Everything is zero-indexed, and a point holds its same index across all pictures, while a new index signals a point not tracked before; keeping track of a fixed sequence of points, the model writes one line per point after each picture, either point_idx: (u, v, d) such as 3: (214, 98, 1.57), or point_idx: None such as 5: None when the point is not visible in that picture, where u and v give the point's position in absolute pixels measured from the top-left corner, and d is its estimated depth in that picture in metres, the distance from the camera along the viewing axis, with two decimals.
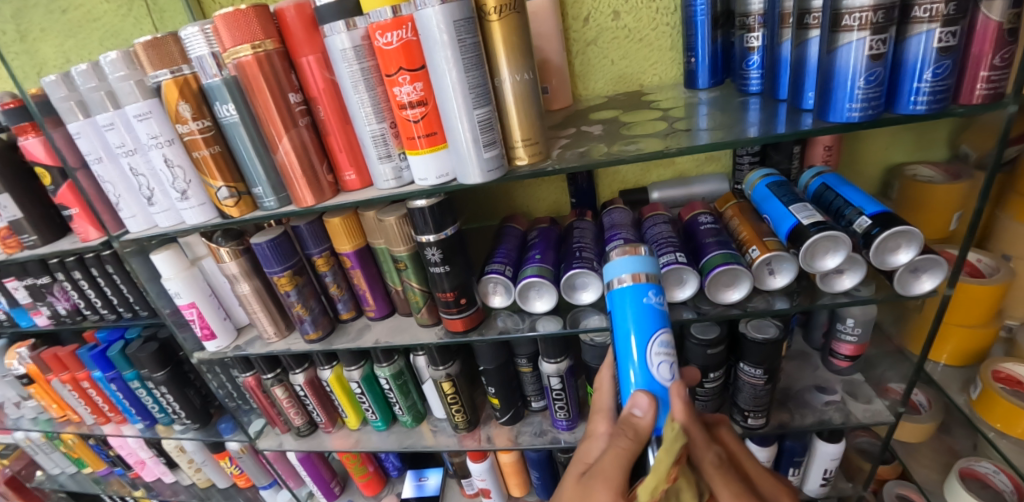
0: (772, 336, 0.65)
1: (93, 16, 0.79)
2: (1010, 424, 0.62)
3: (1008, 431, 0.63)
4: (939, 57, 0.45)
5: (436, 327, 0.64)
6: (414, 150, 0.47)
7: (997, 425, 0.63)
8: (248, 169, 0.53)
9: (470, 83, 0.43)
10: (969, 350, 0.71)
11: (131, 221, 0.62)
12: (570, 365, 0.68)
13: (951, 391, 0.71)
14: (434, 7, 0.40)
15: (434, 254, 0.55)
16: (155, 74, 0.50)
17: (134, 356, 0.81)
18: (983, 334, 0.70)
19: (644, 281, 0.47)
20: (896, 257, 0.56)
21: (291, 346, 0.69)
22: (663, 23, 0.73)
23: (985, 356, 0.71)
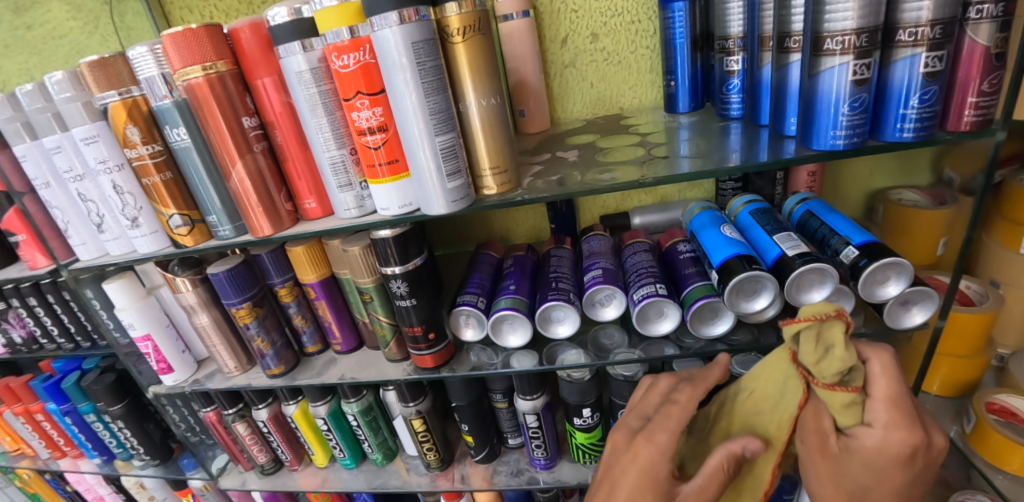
0: None
1: (58, 33, 0.76)
2: (1004, 458, 0.59)
3: (1002, 467, 0.60)
4: (925, 82, 0.43)
5: (405, 363, 0.61)
6: (376, 179, 0.44)
7: (992, 461, 0.61)
8: (201, 196, 0.50)
9: (431, 108, 0.40)
10: (960, 380, 0.68)
11: (80, 249, 0.58)
12: (547, 401, 0.65)
13: (943, 422, 0.68)
14: (392, 28, 0.37)
15: (400, 286, 0.52)
16: (101, 96, 0.47)
17: (89, 389, 0.76)
18: (972, 364, 0.67)
19: (709, 207, 0.65)
20: (885, 290, 0.53)
21: (251, 382, 0.65)
22: (642, 46, 0.72)
23: (976, 386, 0.69)
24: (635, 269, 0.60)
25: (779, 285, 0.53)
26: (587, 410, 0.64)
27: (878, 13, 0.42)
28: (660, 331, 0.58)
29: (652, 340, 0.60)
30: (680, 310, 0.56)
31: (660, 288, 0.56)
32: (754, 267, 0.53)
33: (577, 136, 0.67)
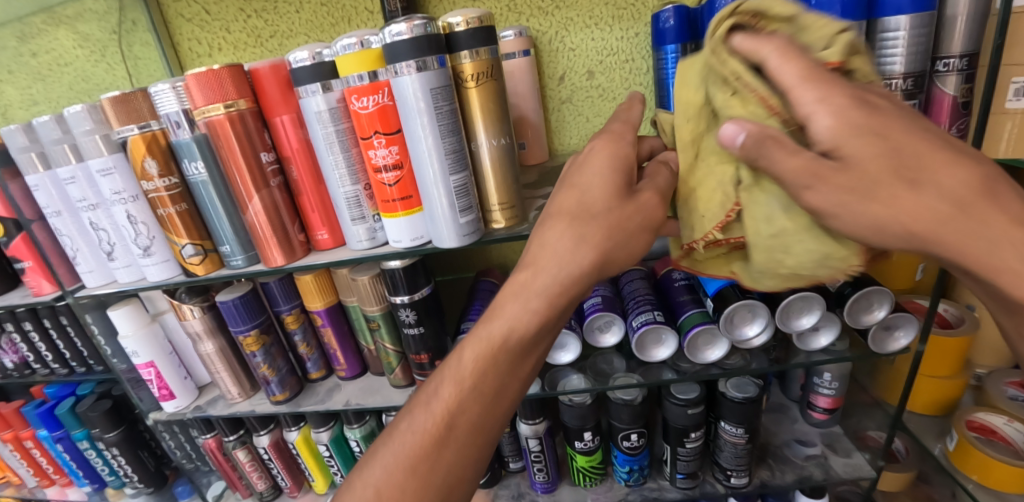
0: (751, 396, 0.63)
1: (64, 60, 0.77)
2: (987, 476, 0.63)
3: (985, 483, 0.63)
4: None
5: (410, 389, 0.62)
6: (390, 213, 0.46)
7: (975, 476, 0.64)
8: (215, 228, 0.51)
9: (446, 149, 0.42)
10: (939, 398, 0.71)
11: (88, 276, 0.59)
12: (549, 426, 0.67)
13: (925, 438, 0.72)
14: (411, 75, 0.40)
15: (408, 314, 0.54)
16: (120, 130, 0.48)
17: (85, 415, 0.76)
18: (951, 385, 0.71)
19: None
20: (869, 317, 0.58)
21: (255, 408, 0.66)
22: (636, 83, 0.75)
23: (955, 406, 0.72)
24: (633, 296, 0.64)
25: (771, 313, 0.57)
26: (588, 433, 0.66)
27: None
28: (658, 357, 0.60)
29: (650, 365, 0.63)
30: (676, 336, 0.59)
31: (658, 315, 0.60)
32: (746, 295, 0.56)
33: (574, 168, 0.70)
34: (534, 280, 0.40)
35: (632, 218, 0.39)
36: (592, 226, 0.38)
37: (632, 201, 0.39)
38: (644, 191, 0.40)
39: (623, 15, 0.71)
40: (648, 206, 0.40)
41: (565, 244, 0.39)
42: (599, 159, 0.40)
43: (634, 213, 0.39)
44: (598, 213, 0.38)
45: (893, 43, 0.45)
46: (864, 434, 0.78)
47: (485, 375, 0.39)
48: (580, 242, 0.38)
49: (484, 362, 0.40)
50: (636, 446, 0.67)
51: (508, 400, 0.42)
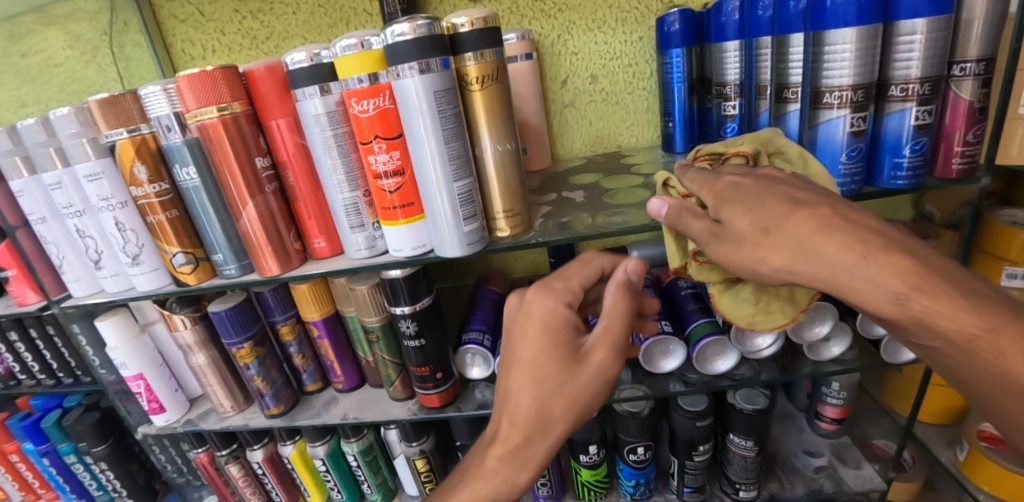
0: (762, 408, 0.61)
1: (55, 61, 0.75)
2: (1000, 486, 0.61)
3: (997, 493, 0.61)
4: (916, 133, 0.46)
5: (410, 402, 0.60)
6: (390, 221, 0.45)
7: (986, 487, 0.62)
8: (207, 236, 0.49)
9: (451, 154, 0.41)
10: (946, 407, 0.70)
11: (74, 285, 0.56)
12: (553, 438, 0.65)
13: (935, 448, 0.71)
14: (414, 77, 0.38)
15: (409, 326, 0.52)
16: (108, 134, 0.46)
17: (71, 429, 0.73)
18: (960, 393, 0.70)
19: None
20: (882, 326, 0.57)
21: (249, 422, 0.64)
22: (639, 88, 0.74)
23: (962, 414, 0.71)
24: None
25: None
26: (593, 446, 0.64)
27: (872, 71, 0.44)
28: (667, 368, 0.59)
29: (658, 377, 0.61)
30: (685, 347, 0.58)
31: (665, 325, 0.58)
32: None
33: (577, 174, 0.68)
34: (510, 439, 0.43)
35: (586, 384, 0.41)
36: (553, 398, 0.41)
37: (585, 365, 0.41)
38: (596, 350, 0.41)
39: (627, 19, 0.70)
40: (603, 366, 0.41)
41: (532, 406, 0.42)
42: (555, 314, 0.41)
43: (588, 377, 0.41)
44: (553, 382, 0.41)
45: (908, 47, 0.44)
46: (871, 442, 0.78)
47: None
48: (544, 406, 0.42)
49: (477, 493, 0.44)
50: (642, 459, 0.65)
51: None
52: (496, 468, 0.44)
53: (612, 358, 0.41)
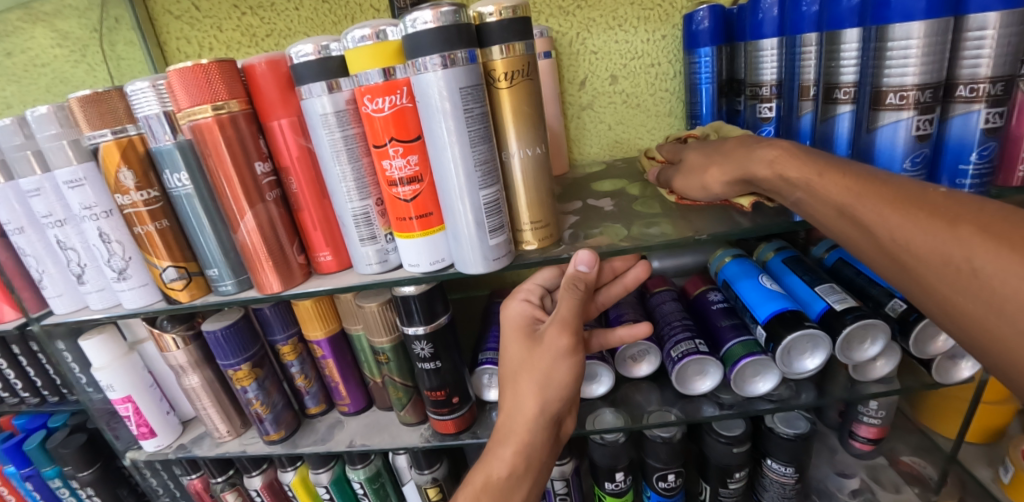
0: (804, 432, 0.56)
1: (41, 60, 0.69)
2: None
3: None
4: (985, 138, 0.42)
5: (422, 427, 0.56)
6: (405, 233, 0.40)
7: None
8: (201, 248, 0.44)
9: (476, 159, 0.36)
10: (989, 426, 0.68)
11: (55, 301, 0.51)
12: (576, 464, 0.61)
13: (973, 466, 0.67)
14: (437, 71, 0.33)
15: (423, 347, 0.47)
16: (91, 135, 0.41)
17: (56, 452, 0.68)
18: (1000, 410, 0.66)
19: (735, 254, 0.62)
20: (936, 346, 0.51)
21: (246, 448, 0.59)
22: (661, 89, 0.70)
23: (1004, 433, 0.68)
24: (667, 321, 0.58)
25: (831, 343, 0.49)
26: (620, 473, 0.59)
27: (941, 69, 0.40)
28: (700, 389, 0.54)
29: (690, 398, 0.56)
30: (721, 368, 0.53)
31: (700, 344, 0.53)
32: (805, 323, 0.49)
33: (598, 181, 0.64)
34: (501, 429, 0.43)
35: (544, 361, 0.41)
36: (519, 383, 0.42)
37: (539, 347, 0.42)
38: (548, 329, 0.42)
39: (650, 16, 0.66)
40: (555, 344, 0.41)
41: (510, 398, 0.43)
42: (514, 314, 0.46)
43: (542, 355, 0.42)
44: (518, 364, 0.43)
45: (978, 43, 0.39)
46: (898, 458, 0.75)
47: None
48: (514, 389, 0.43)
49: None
50: (672, 487, 0.60)
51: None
52: (499, 470, 0.42)
53: (560, 333, 0.41)
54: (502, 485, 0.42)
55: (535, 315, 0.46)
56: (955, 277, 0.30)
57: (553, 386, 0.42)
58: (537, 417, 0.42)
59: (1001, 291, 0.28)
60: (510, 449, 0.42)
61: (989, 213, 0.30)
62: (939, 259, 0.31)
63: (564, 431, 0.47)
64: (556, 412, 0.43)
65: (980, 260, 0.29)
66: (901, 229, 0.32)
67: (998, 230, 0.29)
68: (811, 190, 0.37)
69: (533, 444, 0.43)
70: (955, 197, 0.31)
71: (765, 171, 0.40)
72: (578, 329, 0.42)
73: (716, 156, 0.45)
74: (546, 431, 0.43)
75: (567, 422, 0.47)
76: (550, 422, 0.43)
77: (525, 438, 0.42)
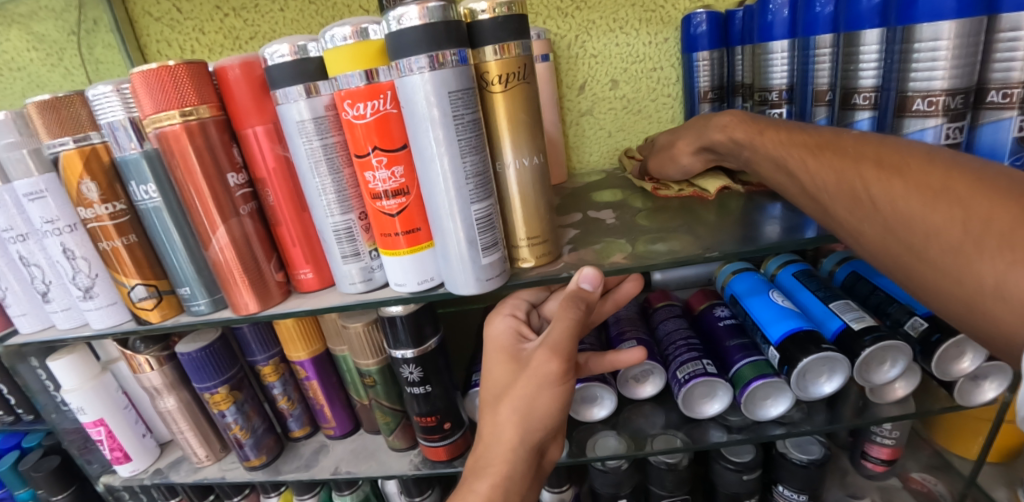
0: (818, 458, 0.53)
1: (17, 64, 0.66)
2: None
3: None
4: (1019, 147, 0.38)
5: (412, 453, 0.53)
6: (390, 250, 0.37)
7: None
8: (171, 264, 0.41)
9: (467, 171, 0.33)
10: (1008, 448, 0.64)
11: (20, 321, 0.48)
12: (575, 491, 0.57)
13: (992, 488, 0.64)
14: (423, 73, 0.30)
15: (411, 371, 0.44)
16: (51, 144, 0.38)
17: (28, 475, 0.65)
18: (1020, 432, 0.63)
19: (742, 268, 0.59)
20: (960, 366, 0.48)
21: (225, 475, 0.55)
22: (664, 94, 0.67)
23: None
24: (672, 340, 0.55)
25: (849, 365, 0.46)
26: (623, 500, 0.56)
27: (972, 73, 0.36)
28: (708, 413, 0.51)
29: (696, 423, 0.53)
30: (731, 391, 0.50)
31: (707, 365, 0.50)
32: (822, 345, 0.46)
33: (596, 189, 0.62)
34: (478, 459, 0.40)
35: (529, 387, 0.38)
36: (506, 418, 0.38)
37: (527, 370, 0.38)
38: (536, 351, 0.38)
39: (652, 18, 0.63)
40: (543, 368, 0.37)
41: (489, 426, 0.40)
42: (498, 332, 0.42)
43: (530, 380, 0.38)
44: (503, 387, 0.39)
45: (1011, 45, 0.36)
46: (908, 476, 0.71)
47: None
48: (499, 421, 0.39)
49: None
50: None
51: None
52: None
53: (549, 357, 0.37)
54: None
55: (521, 331, 0.42)
56: (858, 207, 0.33)
57: (538, 413, 0.38)
58: (520, 445, 0.39)
59: (895, 215, 0.31)
60: (486, 482, 0.38)
61: (886, 149, 0.33)
62: (846, 193, 0.33)
63: (547, 461, 0.43)
64: (539, 440, 0.40)
65: (876, 188, 0.32)
66: (816, 173, 0.36)
67: (891, 161, 0.32)
68: (754, 148, 0.42)
69: (512, 478, 0.39)
70: (862, 139, 0.34)
71: (720, 135, 0.46)
72: (570, 355, 0.38)
73: (685, 132, 0.53)
74: (528, 462, 0.40)
75: (549, 451, 0.43)
76: (532, 453, 0.40)
77: (504, 471, 0.39)
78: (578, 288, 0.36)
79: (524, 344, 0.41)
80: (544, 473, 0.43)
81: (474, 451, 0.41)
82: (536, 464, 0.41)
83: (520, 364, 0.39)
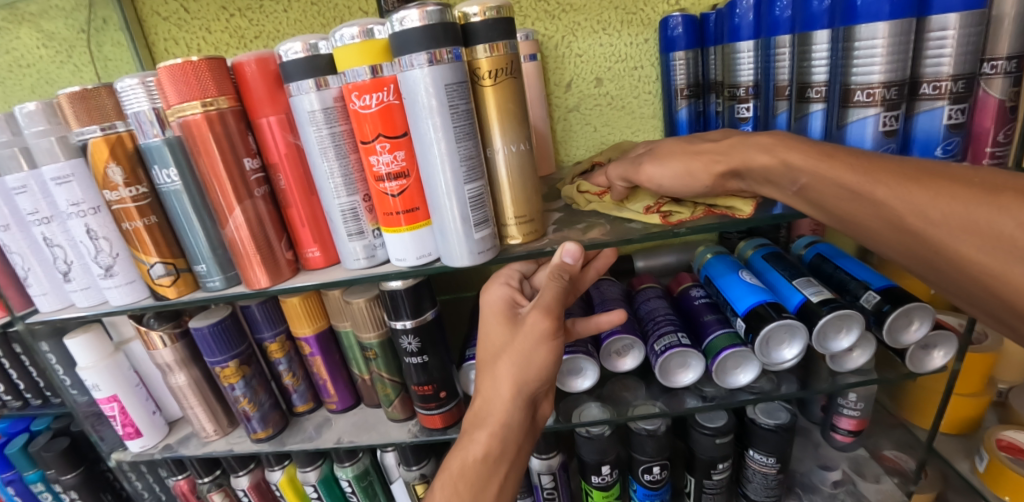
0: (784, 423, 0.58)
1: (26, 61, 0.69)
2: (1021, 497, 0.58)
3: None
4: (949, 133, 0.44)
5: (410, 423, 0.57)
6: (392, 228, 0.41)
7: (1007, 498, 0.60)
8: (189, 243, 0.45)
9: (461, 154, 0.37)
10: (965, 418, 0.68)
11: (40, 300, 0.51)
12: (562, 459, 0.61)
13: (953, 458, 0.68)
14: (423, 68, 0.34)
15: (410, 342, 0.48)
16: (80, 131, 0.41)
17: (38, 455, 0.67)
18: (976, 403, 0.68)
19: (717, 254, 0.63)
20: (909, 335, 0.52)
21: (233, 447, 0.59)
22: (645, 91, 0.71)
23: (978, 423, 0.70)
24: (652, 317, 0.59)
25: (808, 333, 0.51)
26: (607, 467, 0.60)
27: (905, 67, 0.42)
28: (683, 382, 0.55)
29: (674, 392, 0.57)
30: (704, 361, 0.54)
31: (682, 338, 0.54)
32: (783, 314, 0.51)
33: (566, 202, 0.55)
34: (478, 412, 0.44)
35: (522, 346, 0.42)
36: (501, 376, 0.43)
37: (520, 329, 0.43)
38: (530, 313, 0.42)
39: (633, 21, 0.67)
40: (537, 327, 0.42)
41: (488, 384, 0.44)
42: (493, 299, 0.46)
43: (523, 339, 0.42)
44: (500, 346, 0.44)
45: (940, 43, 0.41)
46: (882, 453, 0.75)
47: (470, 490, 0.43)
48: (495, 379, 0.43)
49: (460, 489, 0.43)
50: (658, 479, 0.61)
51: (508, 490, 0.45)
52: (475, 453, 0.43)
53: (542, 317, 0.41)
54: (476, 467, 0.43)
55: (515, 298, 0.46)
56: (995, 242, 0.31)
57: (532, 367, 0.43)
58: (513, 398, 0.44)
59: None
60: (485, 431, 0.44)
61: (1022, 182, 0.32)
62: (979, 229, 0.32)
63: (541, 416, 0.48)
64: (533, 392, 0.44)
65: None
66: (938, 203, 0.33)
67: None
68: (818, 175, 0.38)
69: (509, 425, 0.44)
70: (983, 170, 0.33)
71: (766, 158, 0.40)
72: (560, 316, 0.42)
73: (710, 147, 0.43)
74: (524, 412, 0.45)
75: (541, 408, 0.48)
76: (527, 404, 0.45)
77: (502, 420, 0.44)
78: (560, 262, 0.41)
79: (519, 309, 0.45)
80: (537, 427, 0.48)
81: (474, 407, 0.46)
82: (530, 417, 0.46)
83: (512, 325, 0.44)
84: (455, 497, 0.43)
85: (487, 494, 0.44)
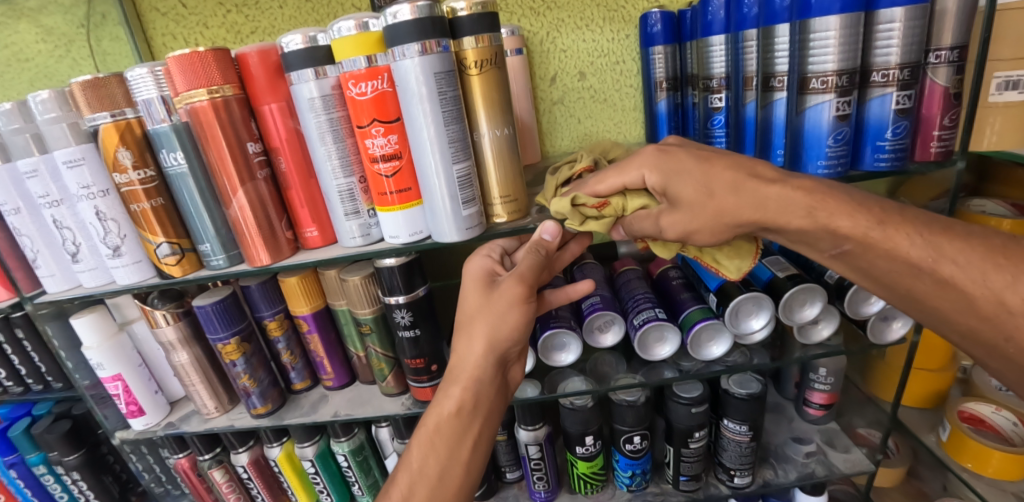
0: (755, 391, 0.62)
1: (24, 55, 0.70)
2: (982, 464, 0.63)
3: (980, 472, 0.64)
4: (897, 118, 0.48)
5: (403, 397, 0.60)
6: (385, 206, 0.44)
7: (969, 465, 0.64)
8: (194, 224, 0.47)
9: (449, 137, 0.40)
10: (928, 392, 0.73)
11: (47, 281, 0.53)
12: (548, 431, 0.65)
13: (919, 431, 0.72)
14: (413, 58, 0.38)
15: (403, 316, 0.51)
16: (91, 117, 0.44)
17: (41, 437, 0.69)
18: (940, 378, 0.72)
19: None
20: (869, 307, 0.56)
21: (234, 422, 0.62)
22: (626, 85, 0.75)
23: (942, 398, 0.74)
24: (632, 296, 0.63)
25: (773, 305, 0.55)
26: (590, 437, 0.64)
27: (855, 57, 0.46)
28: (661, 355, 0.59)
29: (652, 365, 0.61)
30: (680, 334, 0.57)
31: (659, 312, 0.58)
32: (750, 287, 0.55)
33: (545, 205, 0.51)
34: (452, 370, 0.49)
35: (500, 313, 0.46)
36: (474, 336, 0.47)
37: (495, 293, 0.47)
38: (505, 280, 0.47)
39: (614, 17, 0.71)
40: (510, 292, 0.46)
41: (463, 344, 0.48)
42: (473, 268, 0.50)
43: (498, 303, 0.46)
44: (474, 309, 0.48)
45: (888, 35, 0.45)
46: (855, 431, 0.78)
47: (445, 438, 0.47)
48: (469, 338, 0.48)
49: (436, 443, 0.47)
50: (638, 449, 0.65)
51: (482, 444, 0.49)
52: (448, 407, 0.48)
53: (516, 284, 0.46)
54: (451, 422, 0.47)
55: (495, 269, 0.50)
56: None
57: (504, 327, 0.47)
58: (484, 357, 0.48)
59: None
60: (458, 387, 0.48)
61: None
62: None
63: (512, 380, 0.53)
64: (504, 352, 0.49)
65: None
66: (1016, 287, 0.35)
67: None
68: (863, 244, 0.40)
69: (481, 381, 0.48)
70: None
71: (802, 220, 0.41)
72: (532, 283, 0.46)
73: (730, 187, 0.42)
74: (494, 369, 0.49)
75: (512, 371, 0.53)
76: (498, 363, 0.49)
77: (473, 376, 0.48)
78: (541, 239, 0.46)
79: (497, 276, 0.49)
80: (510, 389, 0.52)
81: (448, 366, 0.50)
82: (500, 377, 0.50)
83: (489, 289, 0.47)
84: (432, 449, 0.47)
85: (462, 448, 0.48)
